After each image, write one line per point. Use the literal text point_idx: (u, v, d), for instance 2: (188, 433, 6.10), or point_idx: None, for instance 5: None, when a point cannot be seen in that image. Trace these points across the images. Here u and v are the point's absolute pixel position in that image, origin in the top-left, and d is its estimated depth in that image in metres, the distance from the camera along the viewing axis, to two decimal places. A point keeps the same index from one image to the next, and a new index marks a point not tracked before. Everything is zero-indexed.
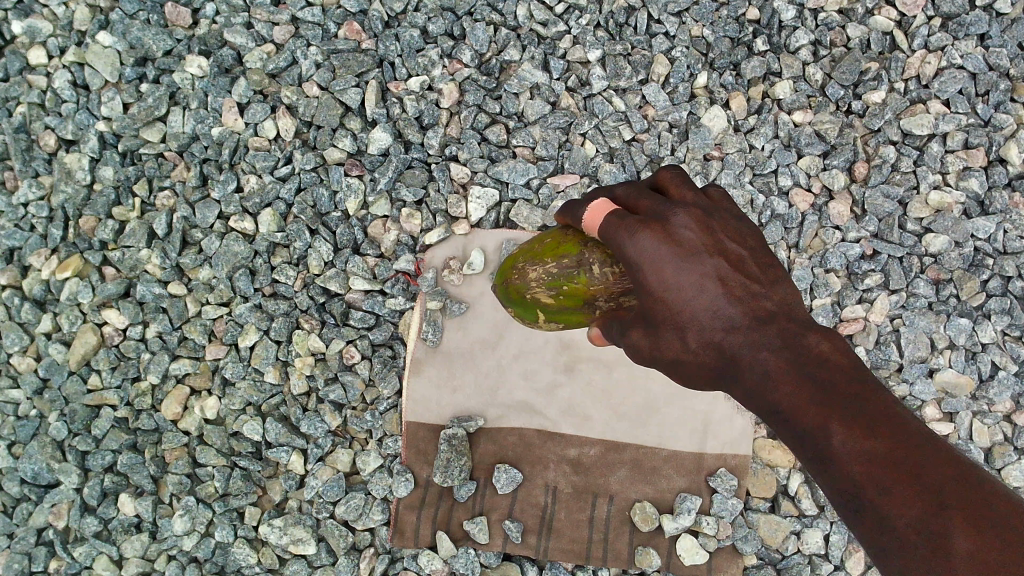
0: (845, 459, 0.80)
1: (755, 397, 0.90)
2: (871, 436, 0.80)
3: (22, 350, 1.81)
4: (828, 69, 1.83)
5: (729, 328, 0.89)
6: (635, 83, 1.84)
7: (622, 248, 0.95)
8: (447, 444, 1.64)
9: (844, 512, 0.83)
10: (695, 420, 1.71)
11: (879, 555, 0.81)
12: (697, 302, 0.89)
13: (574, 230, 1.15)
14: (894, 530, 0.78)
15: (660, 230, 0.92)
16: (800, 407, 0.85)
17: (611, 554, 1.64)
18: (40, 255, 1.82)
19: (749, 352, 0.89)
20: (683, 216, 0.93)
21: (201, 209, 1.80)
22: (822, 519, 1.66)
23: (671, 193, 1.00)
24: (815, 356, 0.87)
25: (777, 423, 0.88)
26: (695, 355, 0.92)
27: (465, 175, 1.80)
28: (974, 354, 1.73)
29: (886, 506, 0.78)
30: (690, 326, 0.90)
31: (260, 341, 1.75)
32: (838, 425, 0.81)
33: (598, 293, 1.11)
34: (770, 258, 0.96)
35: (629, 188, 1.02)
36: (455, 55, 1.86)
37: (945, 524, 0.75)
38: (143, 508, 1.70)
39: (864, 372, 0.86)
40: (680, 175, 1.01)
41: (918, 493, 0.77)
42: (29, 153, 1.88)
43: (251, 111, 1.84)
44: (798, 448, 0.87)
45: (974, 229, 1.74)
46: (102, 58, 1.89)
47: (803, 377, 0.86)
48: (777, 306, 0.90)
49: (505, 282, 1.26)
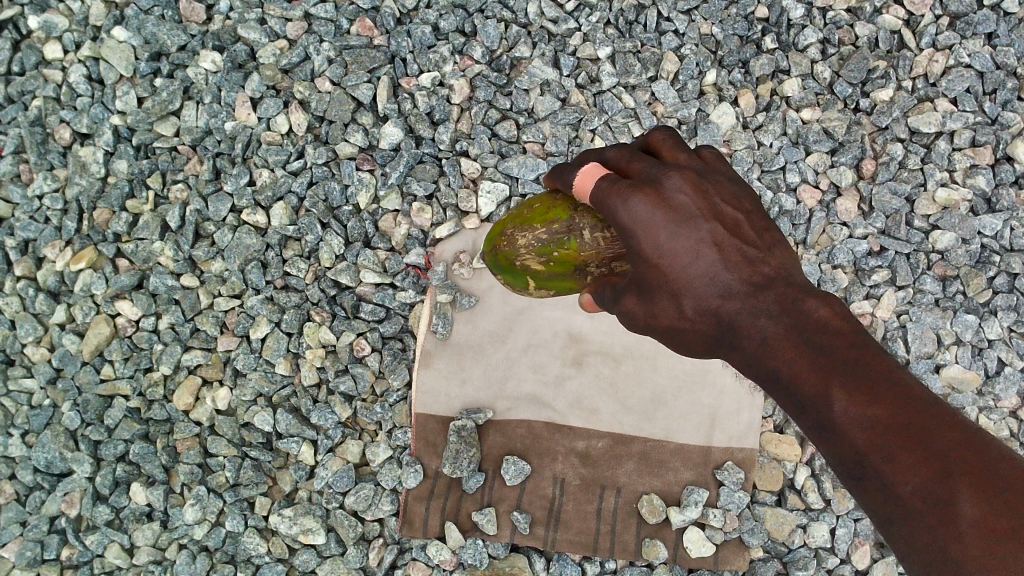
0: (846, 424, 0.83)
1: (754, 363, 0.92)
2: (871, 403, 0.81)
3: (36, 340, 1.83)
4: (835, 67, 1.84)
5: (726, 295, 0.92)
6: (644, 80, 1.86)
7: (614, 212, 0.95)
8: (457, 435, 1.66)
9: (846, 477, 0.85)
10: (702, 413, 1.73)
11: (882, 520, 0.83)
12: (694, 268, 0.91)
13: (562, 194, 1.14)
14: (897, 497, 0.80)
15: (653, 193, 0.93)
16: (799, 373, 0.87)
17: (618, 546, 1.65)
18: (54, 247, 1.84)
19: (748, 318, 0.91)
20: (676, 179, 0.93)
21: (214, 202, 1.82)
22: (828, 513, 1.67)
23: (665, 156, 1.01)
24: (814, 322, 0.88)
25: (776, 387, 0.91)
26: (691, 322, 0.94)
27: (476, 170, 1.82)
28: (981, 351, 1.73)
29: (889, 473, 0.80)
30: (687, 293, 0.92)
31: (271, 333, 1.76)
32: (839, 392, 0.83)
33: (589, 258, 1.11)
34: (765, 220, 0.98)
35: (620, 151, 1.01)
36: (466, 52, 1.88)
37: (951, 491, 0.77)
38: (155, 496, 1.71)
39: (863, 335, 0.87)
40: (673, 137, 1.02)
41: (923, 460, 0.78)
42: (45, 146, 1.90)
43: (265, 106, 1.86)
44: (796, 411, 0.89)
45: (981, 226, 1.75)
46: (118, 52, 1.91)
47: (802, 344, 0.88)
48: (775, 272, 0.93)
49: (492, 248, 1.24)
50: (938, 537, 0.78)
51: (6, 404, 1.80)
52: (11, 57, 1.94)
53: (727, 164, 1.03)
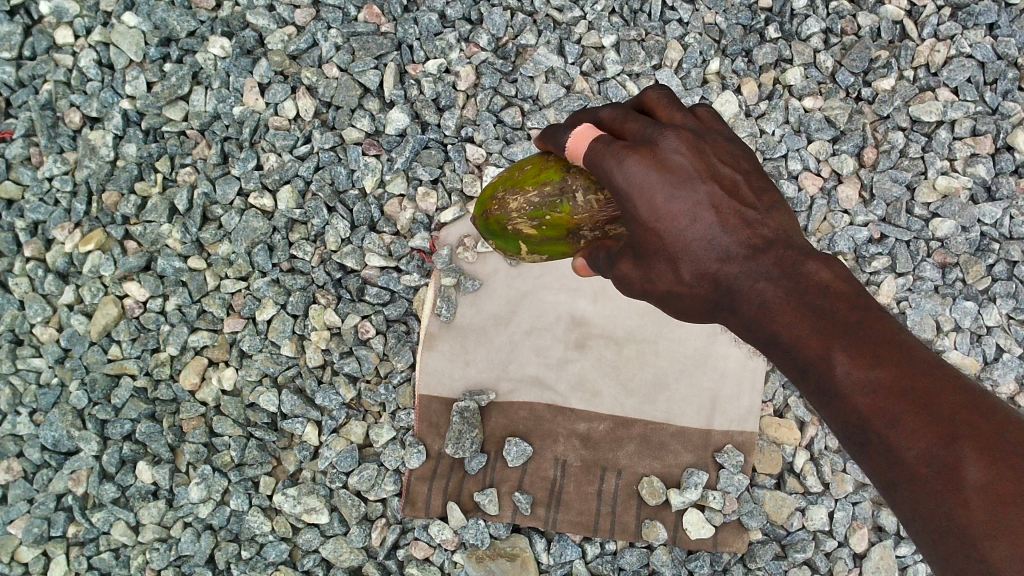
0: (847, 386, 0.84)
1: (753, 327, 0.95)
2: (875, 364, 0.83)
3: (45, 320, 1.85)
4: (837, 56, 1.87)
5: (725, 258, 0.93)
6: (648, 69, 1.88)
7: (609, 174, 0.96)
8: (459, 416, 1.68)
9: (849, 441, 0.86)
10: (704, 397, 1.74)
11: (887, 487, 0.83)
12: (693, 230, 0.93)
13: (555, 156, 1.16)
14: (902, 463, 0.80)
15: (650, 154, 0.94)
16: (801, 337, 0.89)
17: (618, 527, 1.66)
18: (64, 229, 1.86)
19: (747, 281, 0.93)
20: (672, 139, 0.95)
21: (222, 184, 1.84)
22: (827, 496, 1.69)
23: (660, 115, 1.03)
24: (815, 285, 0.91)
25: (776, 352, 0.93)
26: (689, 286, 0.96)
27: (481, 156, 1.84)
28: (979, 337, 1.75)
29: (892, 437, 0.81)
30: (685, 257, 0.94)
31: (277, 315, 1.79)
32: (842, 354, 0.85)
33: (583, 222, 1.13)
34: (763, 181, 0.99)
35: (615, 111, 1.03)
36: (472, 39, 1.90)
37: (958, 457, 0.77)
38: (160, 475, 1.73)
39: (865, 299, 0.90)
40: (667, 96, 1.04)
41: (927, 424, 0.79)
42: (55, 129, 1.92)
43: (272, 91, 1.88)
44: (796, 377, 0.92)
45: (981, 214, 1.76)
46: (128, 37, 1.94)
47: (804, 306, 0.90)
48: (774, 234, 0.95)
49: (483, 212, 1.25)
50: (945, 504, 0.77)
51: (14, 383, 1.81)
52: (22, 41, 1.96)
53: (721, 121, 1.04)
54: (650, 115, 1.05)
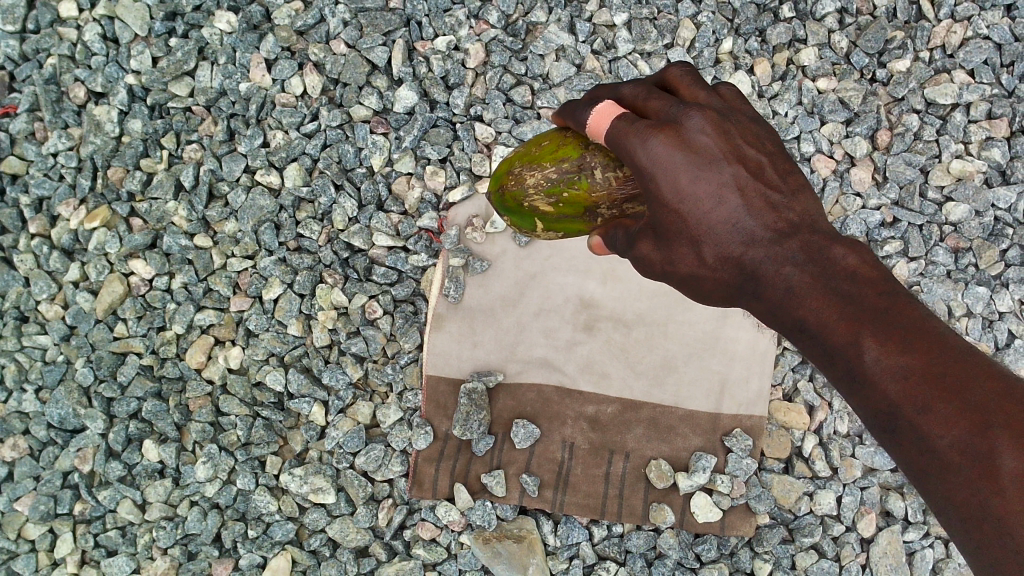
0: (878, 374, 0.84)
1: (778, 312, 0.94)
2: (905, 350, 0.83)
3: (50, 298, 1.83)
4: (853, 37, 1.83)
5: (748, 242, 0.93)
6: (660, 47, 1.85)
7: (632, 153, 0.96)
8: (467, 397, 1.67)
9: (877, 428, 0.86)
10: (712, 380, 1.73)
11: (918, 476, 0.83)
12: (716, 213, 0.92)
13: (574, 132, 1.14)
14: (932, 450, 0.80)
15: (674, 133, 0.93)
16: (828, 323, 0.88)
17: (626, 510, 1.66)
18: (69, 205, 1.85)
19: (772, 266, 0.93)
20: (697, 119, 0.94)
21: (229, 162, 1.82)
22: (835, 481, 1.69)
23: (683, 93, 1.02)
24: (841, 270, 0.90)
25: (803, 339, 0.93)
26: (711, 270, 0.96)
27: (490, 135, 1.82)
28: (991, 323, 1.73)
29: (924, 424, 0.80)
30: (708, 240, 0.93)
31: (284, 295, 1.77)
32: (871, 340, 0.85)
33: (601, 199, 1.12)
34: (788, 164, 0.98)
35: (637, 89, 1.02)
36: (482, 16, 1.88)
37: (992, 444, 0.76)
38: (167, 454, 1.72)
39: (893, 284, 0.89)
40: (691, 74, 1.03)
41: (960, 411, 0.78)
42: (59, 104, 1.90)
43: (279, 67, 1.86)
44: (822, 364, 0.91)
45: (995, 198, 1.75)
46: (133, 11, 1.91)
47: (832, 292, 0.89)
48: (799, 218, 0.94)
49: (497, 187, 1.23)
50: (980, 493, 0.77)
51: (19, 359, 1.80)
52: (25, 14, 1.94)
53: (745, 101, 1.03)
54: (672, 92, 1.04)
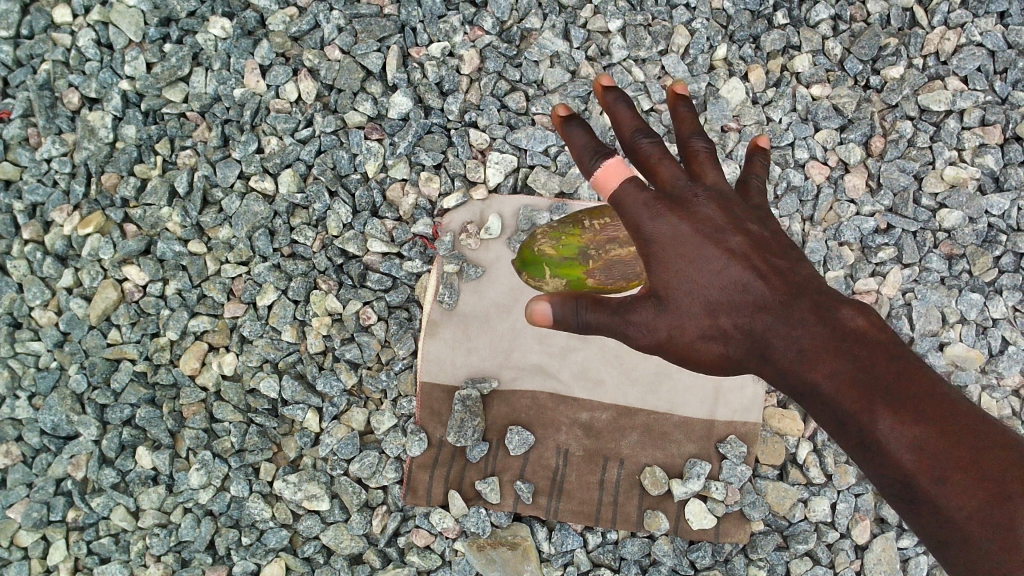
0: (891, 442, 0.89)
1: (787, 378, 0.98)
2: (918, 418, 0.89)
3: (43, 304, 1.82)
4: (847, 43, 1.84)
5: (760, 306, 0.98)
6: (655, 54, 1.85)
7: (642, 227, 1.04)
8: (461, 403, 1.67)
9: (883, 485, 0.93)
10: (707, 386, 1.72)
11: (938, 543, 0.92)
12: (730, 281, 0.99)
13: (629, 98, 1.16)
14: (953, 521, 0.90)
15: (685, 212, 1.03)
16: (843, 389, 0.92)
17: (620, 517, 1.66)
18: (63, 211, 1.85)
19: (784, 330, 0.97)
20: (705, 201, 1.04)
21: (223, 168, 1.81)
22: (830, 488, 1.68)
23: (694, 168, 1.10)
24: (853, 332, 0.94)
25: (811, 405, 0.97)
26: (726, 336, 1.01)
27: (484, 141, 1.83)
28: (985, 329, 1.73)
29: (944, 494, 0.88)
30: (721, 307, 1.00)
31: (278, 301, 1.77)
32: (885, 409, 0.90)
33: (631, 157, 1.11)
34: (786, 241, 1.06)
35: (648, 149, 1.09)
36: (476, 23, 1.87)
37: (983, 501, 0.88)
38: (160, 461, 1.72)
39: (903, 348, 0.94)
40: (708, 150, 1.11)
41: (983, 484, 0.87)
42: (53, 110, 1.90)
43: (273, 74, 1.86)
44: (829, 427, 0.97)
45: (988, 205, 1.75)
46: (127, 17, 1.90)
47: (841, 350, 0.93)
48: (806, 281, 0.99)
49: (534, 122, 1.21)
50: (987, 546, 0.89)
51: (13, 366, 1.79)
52: (19, 20, 1.93)
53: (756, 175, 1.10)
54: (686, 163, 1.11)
